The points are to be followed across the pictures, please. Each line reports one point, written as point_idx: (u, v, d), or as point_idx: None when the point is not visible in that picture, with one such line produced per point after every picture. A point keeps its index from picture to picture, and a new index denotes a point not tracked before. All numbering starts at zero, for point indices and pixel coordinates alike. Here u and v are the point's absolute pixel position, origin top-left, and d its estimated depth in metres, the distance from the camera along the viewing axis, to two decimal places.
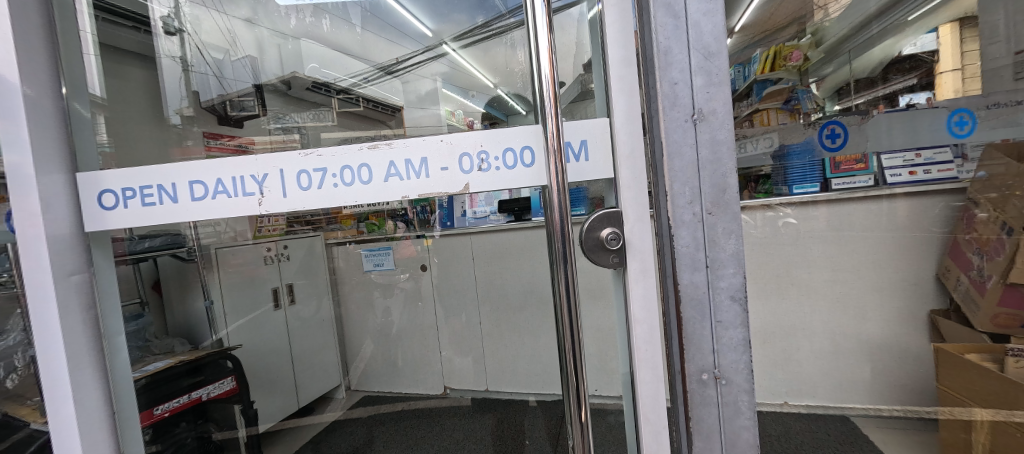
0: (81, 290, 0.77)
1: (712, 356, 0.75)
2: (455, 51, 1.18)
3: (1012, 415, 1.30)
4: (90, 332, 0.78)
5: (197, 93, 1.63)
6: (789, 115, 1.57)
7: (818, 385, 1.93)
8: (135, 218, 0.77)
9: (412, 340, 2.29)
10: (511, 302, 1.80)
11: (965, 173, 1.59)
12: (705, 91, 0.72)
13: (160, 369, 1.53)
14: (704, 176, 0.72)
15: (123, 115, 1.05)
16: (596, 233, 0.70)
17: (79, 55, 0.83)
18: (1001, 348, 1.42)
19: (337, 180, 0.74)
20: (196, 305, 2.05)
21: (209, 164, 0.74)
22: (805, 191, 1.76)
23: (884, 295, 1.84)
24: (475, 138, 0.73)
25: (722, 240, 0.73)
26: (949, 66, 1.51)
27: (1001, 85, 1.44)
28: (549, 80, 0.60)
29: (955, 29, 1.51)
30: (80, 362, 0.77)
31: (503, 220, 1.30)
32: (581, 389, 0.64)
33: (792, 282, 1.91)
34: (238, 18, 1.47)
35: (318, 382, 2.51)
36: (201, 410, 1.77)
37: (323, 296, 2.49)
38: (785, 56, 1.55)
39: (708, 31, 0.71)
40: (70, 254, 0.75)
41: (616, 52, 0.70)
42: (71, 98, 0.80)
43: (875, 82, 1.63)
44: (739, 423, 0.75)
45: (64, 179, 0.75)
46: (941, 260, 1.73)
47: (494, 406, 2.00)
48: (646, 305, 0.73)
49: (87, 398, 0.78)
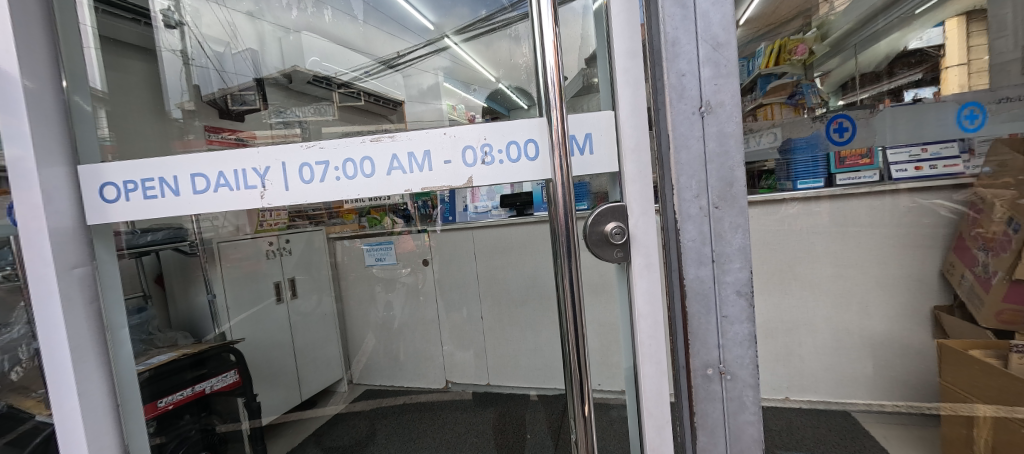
0: (84, 283, 0.77)
1: (717, 351, 0.74)
2: (456, 44, 1.17)
3: (1013, 411, 1.31)
4: (92, 326, 0.78)
5: (197, 86, 1.58)
6: (794, 110, 1.54)
7: (819, 380, 1.92)
8: (136, 212, 0.76)
9: (413, 334, 2.30)
10: (513, 297, 1.81)
11: (972, 168, 1.60)
12: (713, 83, 0.71)
13: (164, 362, 1.52)
14: (711, 169, 0.72)
15: (123, 108, 1.05)
16: (600, 227, 0.70)
17: (78, 47, 0.82)
18: (1005, 344, 1.42)
19: (339, 173, 0.73)
20: (198, 299, 2.05)
21: (210, 156, 0.74)
22: (808, 186, 1.72)
23: (887, 291, 1.83)
24: (478, 131, 0.72)
25: (729, 234, 0.72)
26: (955, 61, 1.50)
27: (1008, 80, 1.43)
28: (554, 71, 0.60)
29: (963, 22, 1.50)
30: (83, 354, 0.77)
31: (504, 214, 1.29)
32: (584, 384, 0.64)
33: (795, 278, 1.90)
34: (240, 11, 1.45)
35: (320, 376, 2.51)
36: (205, 402, 1.78)
37: (324, 291, 2.51)
38: (791, 50, 1.52)
39: (716, 21, 0.70)
40: (72, 247, 0.75)
41: (621, 43, 0.69)
42: (72, 91, 0.79)
43: (881, 76, 1.60)
44: (744, 418, 0.75)
45: (65, 171, 0.75)
46: (947, 256, 1.72)
47: (495, 401, 2.03)
48: (650, 299, 0.73)
49: (91, 392, 0.78)
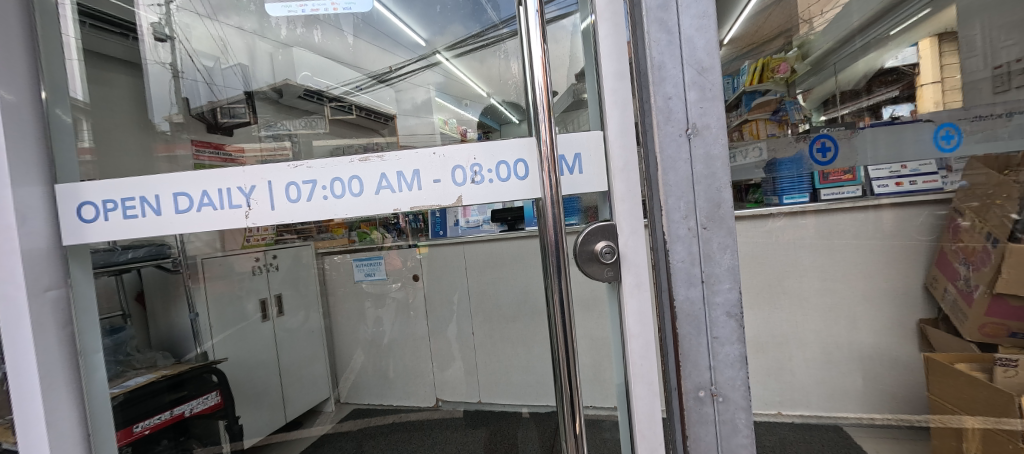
0: (57, 306, 0.74)
1: (709, 373, 0.74)
2: (448, 60, 1.18)
3: (999, 422, 1.35)
4: (65, 349, 0.75)
5: (187, 100, 1.53)
6: (778, 126, 1.51)
7: (811, 394, 1.91)
8: (115, 231, 0.74)
9: (403, 352, 2.24)
10: (505, 312, 1.77)
11: (950, 183, 1.64)
12: (699, 106, 0.72)
13: (141, 385, 1.43)
14: (699, 190, 0.72)
15: (104, 121, 1.02)
16: (590, 246, 0.69)
17: (60, 61, 0.80)
18: (988, 358, 1.47)
19: (326, 192, 0.72)
20: (181, 319, 2.03)
21: (194, 175, 0.72)
22: (794, 201, 1.73)
23: (874, 304, 1.86)
24: (468, 151, 0.72)
25: (718, 255, 0.73)
26: (930, 79, 1.55)
27: (981, 98, 1.52)
28: (542, 89, 0.60)
29: (935, 43, 1.60)
30: (53, 381, 0.73)
31: (496, 229, 1.29)
32: (575, 401, 0.63)
33: (783, 291, 1.91)
34: (229, 25, 1.45)
35: (305, 395, 2.48)
36: (184, 426, 1.75)
37: (312, 307, 2.46)
38: (773, 68, 1.56)
39: (701, 46, 0.72)
40: (47, 268, 0.72)
41: (609, 64, 0.70)
42: (52, 104, 0.78)
43: (860, 93, 1.65)
44: (737, 441, 0.74)
45: (42, 190, 0.73)
46: (929, 270, 1.77)
47: (487, 420, 1.93)
48: (641, 320, 0.72)
49: (59, 420, 0.74)
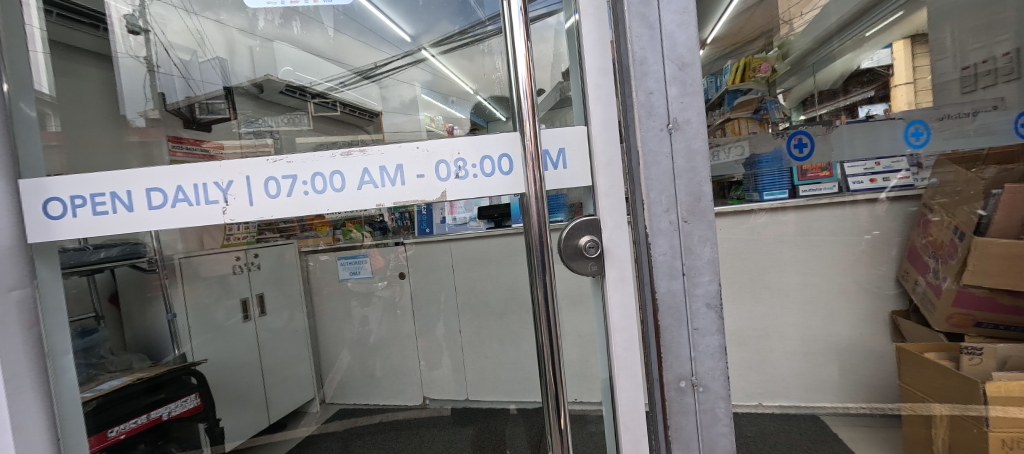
0: (22, 306, 0.71)
1: (690, 364, 0.75)
2: (433, 56, 1.16)
3: (967, 409, 1.39)
4: (30, 352, 0.72)
5: (164, 94, 1.51)
6: (759, 124, 1.51)
7: (789, 385, 1.97)
8: (83, 229, 0.71)
9: (390, 350, 2.22)
10: (492, 309, 1.77)
11: (920, 180, 1.74)
12: (679, 101, 0.73)
13: (114, 388, 1.39)
14: (680, 184, 0.73)
15: (72, 114, 0.98)
16: (574, 241, 0.70)
17: (24, 52, 0.77)
18: (956, 346, 1.53)
19: (308, 187, 0.71)
20: (157, 320, 2.00)
21: (168, 169, 0.70)
22: (775, 198, 1.75)
23: (849, 297, 1.93)
24: (453, 146, 0.72)
25: (698, 247, 0.74)
26: (903, 79, 1.64)
27: (949, 98, 1.59)
28: (526, 85, 0.59)
29: (908, 45, 1.70)
30: (19, 385, 0.71)
31: (483, 226, 1.28)
32: (560, 397, 0.63)
33: (764, 285, 1.98)
34: (213, 19, 1.36)
35: (290, 395, 2.43)
36: (162, 430, 1.68)
37: (297, 307, 2.42)
38: (753, 68, 1.59)
39: (682, 41, 0.73)
40: (9, 268, 0.69)
41: (593, 61, 0.70)
42: (15, 98, 0.75)
43: (837, 93, 1.66)
44: (717, 429, 0.76)
45: (5, 186, 0.70)
46: (901, 263, 1.86)
47: (475, 417, 1.91)
48: (624, 313, 0.73)
49: (27, 425, 0.72)
